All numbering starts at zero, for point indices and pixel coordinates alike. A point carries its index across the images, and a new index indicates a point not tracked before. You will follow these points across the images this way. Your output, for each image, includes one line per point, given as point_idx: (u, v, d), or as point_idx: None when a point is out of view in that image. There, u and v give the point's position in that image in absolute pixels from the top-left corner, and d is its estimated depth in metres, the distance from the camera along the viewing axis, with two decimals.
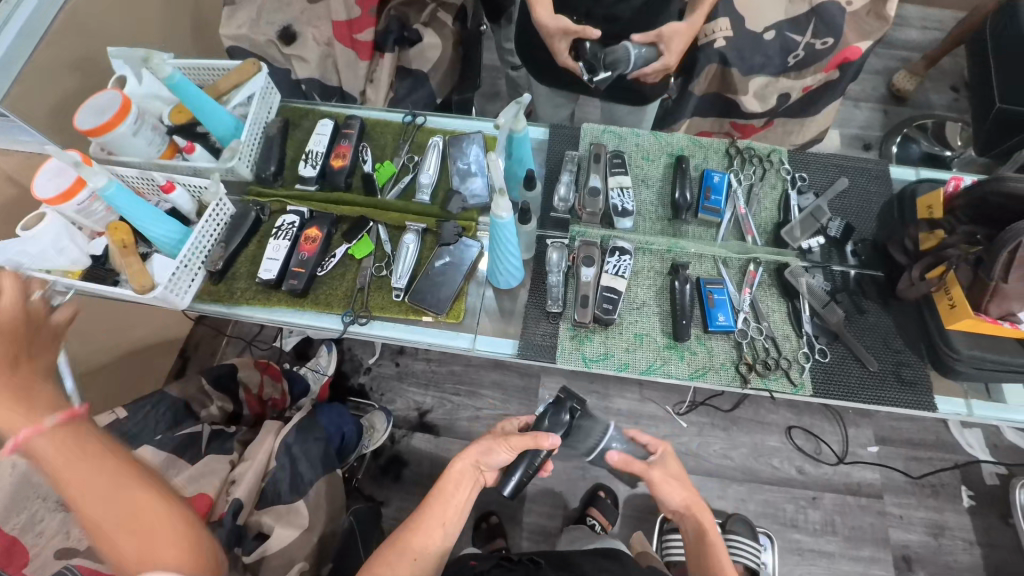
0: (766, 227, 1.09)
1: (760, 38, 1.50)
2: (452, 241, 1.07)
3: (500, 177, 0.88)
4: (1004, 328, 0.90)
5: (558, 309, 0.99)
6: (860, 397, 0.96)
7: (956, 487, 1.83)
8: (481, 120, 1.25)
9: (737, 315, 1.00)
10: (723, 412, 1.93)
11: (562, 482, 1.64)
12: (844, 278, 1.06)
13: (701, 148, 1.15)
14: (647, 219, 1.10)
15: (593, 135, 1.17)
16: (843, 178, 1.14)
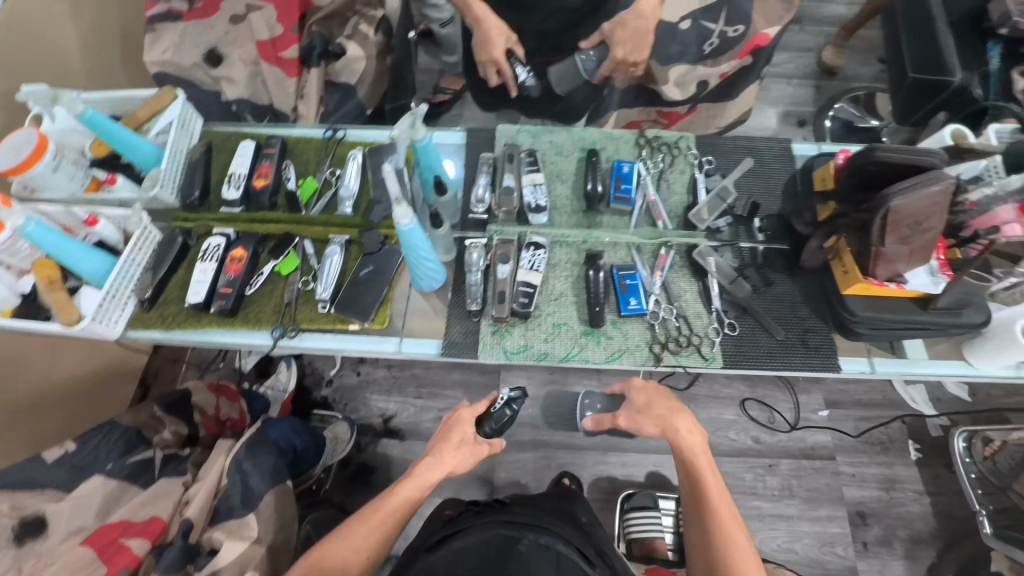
0: (676, 211, 1.14)
1: (677, 27, 1.53)
2: (376, 253, 1.11)
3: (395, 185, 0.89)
4: (890, 289, 0.98)
5: (477, 307, 1.03)
6: (770, 364, 1.02)
7: (903, 441, 1.93)
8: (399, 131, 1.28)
9: (649, 297, 1.04)
10: (680, 390, 1.99)
11: (527, 473, 1.69)
12: (752, 253, 1.11)
13: (612, 140, 1.20)
14: (562, 213, 1.14)
15: (508, 135, 1.21)
16: (750, 158, 1.18)
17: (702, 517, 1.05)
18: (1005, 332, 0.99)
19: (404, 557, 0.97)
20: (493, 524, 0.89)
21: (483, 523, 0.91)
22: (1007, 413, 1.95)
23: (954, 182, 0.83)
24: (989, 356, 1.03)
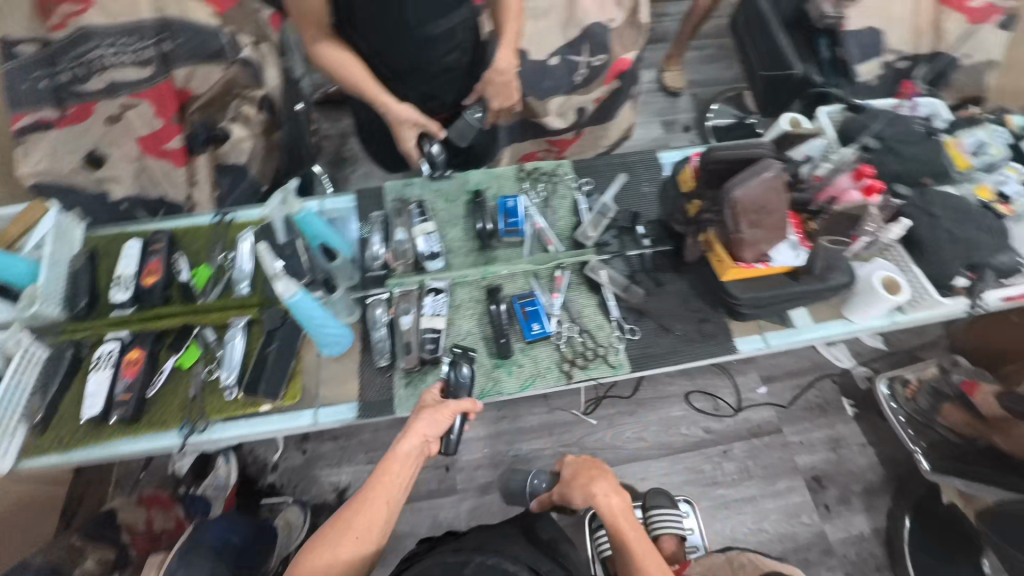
0: (564, 233, 1.20)
1: (548, 63, 1.74)
2: (278, 328, 1.11)
3: (270, 261, 0.90)
4: (760, 270, 1.06)
5: (386, 362, 1.06)
6: (675, 359, 1.07)
7: (838, 399, 2.06)
8: None
9: (552, 319, 1.09)
10: (627, 398, 2.03)
11: None
12: (641, 259, 1.17)
13: (495, 179, 1.26)
14: (459, 255, 1.18)
15: (396, 191, 1.26)
16: (623, 173, 1.27)
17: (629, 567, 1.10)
18: (868, 285, 1.08)
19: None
20: (440, 552, 0.86)
21: (436, 555, 0.88)
22: (919, 353, 2.12)
23: (781, 168, 0.93)
24: (862, 307, 1.11)
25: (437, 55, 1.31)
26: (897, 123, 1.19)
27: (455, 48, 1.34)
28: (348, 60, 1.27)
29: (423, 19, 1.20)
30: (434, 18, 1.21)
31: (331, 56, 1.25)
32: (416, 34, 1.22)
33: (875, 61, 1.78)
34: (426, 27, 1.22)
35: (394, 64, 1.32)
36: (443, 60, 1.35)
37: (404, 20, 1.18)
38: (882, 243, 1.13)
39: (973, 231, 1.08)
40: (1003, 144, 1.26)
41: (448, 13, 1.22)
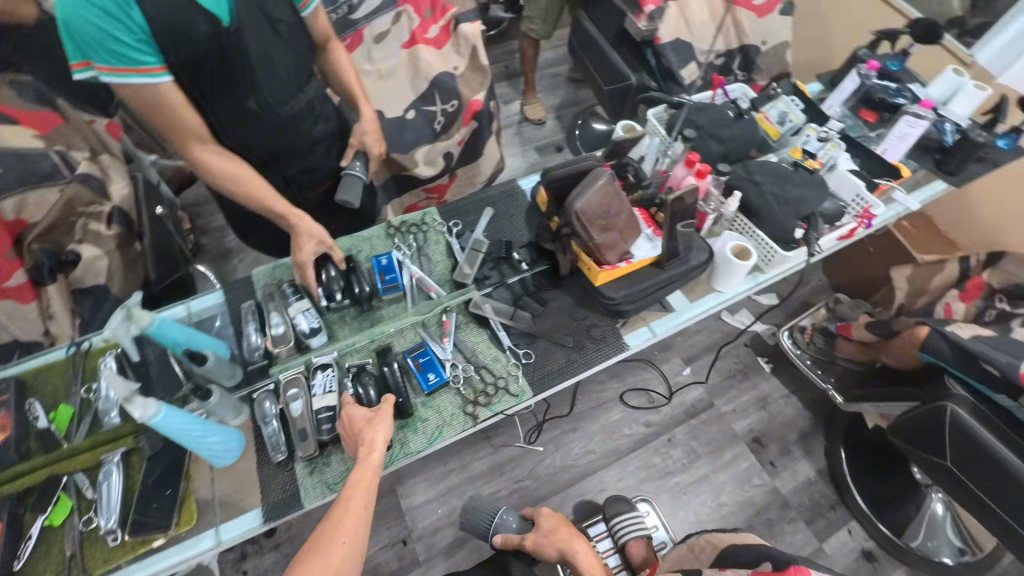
0: (444, 277, 1.22)
1: (405, 117, 1.82)
2: (160, 453, 1.03)
3: (123, 385, 0.86)
4: (624, 268, 1.11)
5: (283, 456, 1.01)
6: (573, 370, 1.10)
7: (753, 360, 2.20)
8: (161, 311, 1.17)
9: (446, 364, 1.08)
10: (567, 415, 2.04)
11: None
12: (522, 283, 1.20)
13: (366, 240, 1.26)
14: (343, 325, 1.16)
15: (266, 276, 1.23)
16: (488, 207, 1.32)
17: None
18: (723, 256, 1.18)
19: None
20: None
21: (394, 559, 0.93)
22: (809, 300, 2.33)
23: (611, 174, 1.03)
24: (725, 278, 1.20)
25: (302, 128, 1.37)
26: (709, 111, 1.33)
27: (317, 118, 1.42)
28: (231, 160, 1.20)
29: (280, 99, 1.26)
30: (291, 94, 1.29)
31: (211, 162, 1.17)
32: (277, 115, 1.28)
33: (694, 62, 1.99)
34: (282, 107, 1.28)
35: (257, 148, 1.34)
36: (309, 132, 1.41)
37: (262, 104, 1.22)
38: (726, 217, 1.24)
39: (793, 189, 1.21)
40: (800, 110, 1.43)
41: (298, 89, 1.31)
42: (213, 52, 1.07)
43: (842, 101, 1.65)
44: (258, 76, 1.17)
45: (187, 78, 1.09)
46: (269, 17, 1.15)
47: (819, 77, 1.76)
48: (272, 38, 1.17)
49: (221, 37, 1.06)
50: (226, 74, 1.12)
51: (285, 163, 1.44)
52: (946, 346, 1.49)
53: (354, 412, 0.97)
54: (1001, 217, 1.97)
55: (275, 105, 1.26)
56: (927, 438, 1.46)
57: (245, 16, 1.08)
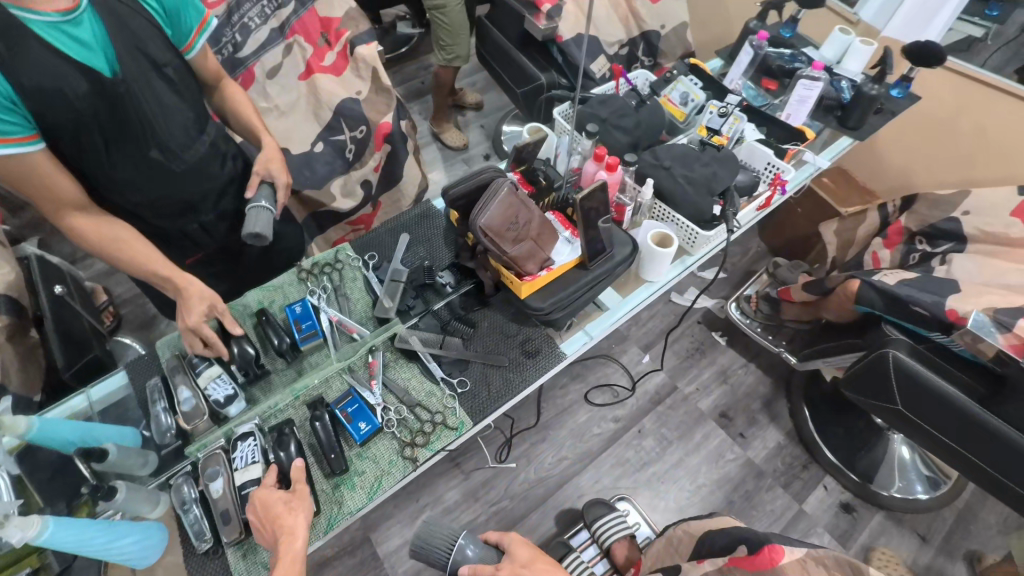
0: (366, 315, 1.15)
1: (313, 152, 1.76)
2: (72, 568, 0.87)
3: None
4: (546, 276, 1.06)
5: (210, 542, 0.92)
6: (513, 391, 1.05)
7: (708, 336, 2.23)
8: (62, 403, 1.03)
9: (377, 408, 1.02)
10: (535, 425, 1.99)
11: None
12: (447, 308, 1.15)
13: (277, 290, 1.18)
14: (263, 386, 1.08)
15: (172, 347, 1.13)
16: (404, 233, 1.26)
17: None
18: (646, 247, 1.16)
19: None
20: None
21: None
22: (751, 268, 2.37)
23: (511, 183, 0.98)
24: (652, 267, 1.18)
25: (211, 173, 1.29)
26: (611, 102, 1.31)
27: (226, 157, 1.34)
28: (110, 228, 1.05)
29: (184, 145, 1.20)
30: (194, 137, 1.22)
31: (92, 231, 1.03)
32: (183, 161, 1.21)
33: (602, 55, 2.00)
34: (187, 153, 1.21)
35: (162, 201, 1.24)
36: (218, 175, 1.32)
37: (166, 153, 1.16)
38: (645, 206, 1.22)
39: (702, 168, 1.21)
40: (700, 87, 1.43)
41: (200, 131, 1.24)
42: (103, 107, 1.01)
43: (742, 74, 1.66)
44: (156, 125, 1.11)
45: (73, 139, 1.01)
46: (159, 66, 1.09)
47: (718, 53, 1.79)
48: (166, 84, 1.12)
49: (107, 91, 1.00)
50: (120, 130, 1.06)
51: (198, 211, 1.34)
52: (876, 295, 1.53)
53: (268, 497, 0.87)
54: (909, 159, 2.08)
55: (179, 152, 1.19)
56: (876, 387, 1.47)
57: (130, 67, 1.03)
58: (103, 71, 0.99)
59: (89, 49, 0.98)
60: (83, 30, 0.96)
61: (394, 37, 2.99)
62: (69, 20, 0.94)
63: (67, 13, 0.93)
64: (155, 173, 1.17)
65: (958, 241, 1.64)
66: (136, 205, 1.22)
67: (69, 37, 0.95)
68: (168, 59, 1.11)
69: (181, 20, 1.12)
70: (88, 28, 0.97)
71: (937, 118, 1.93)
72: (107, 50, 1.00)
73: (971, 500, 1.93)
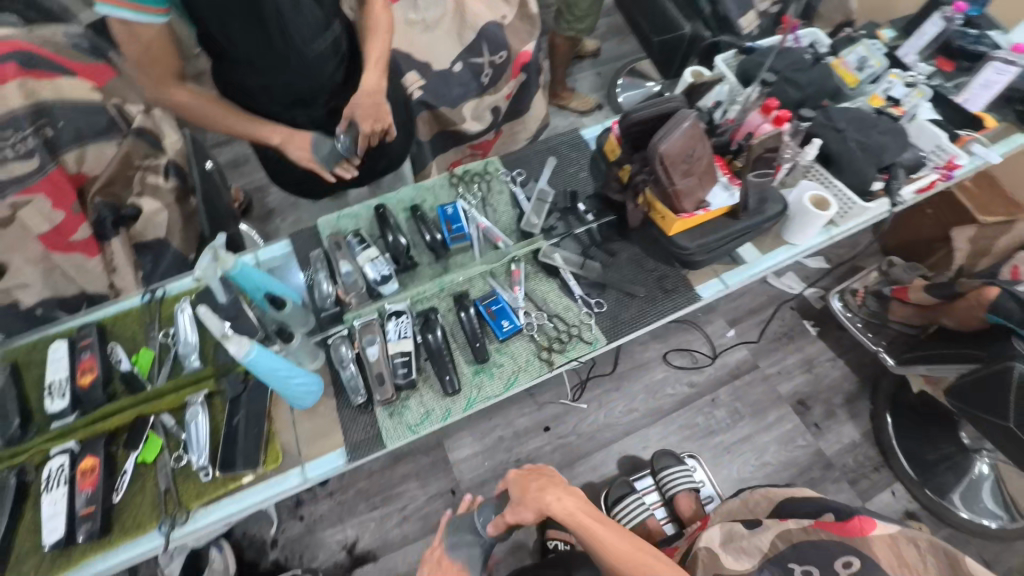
0: (509, 228, 1.20)
1: (452, 71, 1.78)
2: (241, 398, 1.07)
3: (218, 324, 0.88)
4: (701, 216, 1.08)
5: (363, 399, 1.03)
6: (646, 320, 1.09)
7: (799, 323, 2.18)
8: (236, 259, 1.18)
9: (518, 312, 1.08)
10: (610, 373, 2.05)
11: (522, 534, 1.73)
12: (589, 235, 1.18)
13: (428, 191, 1.25)
14: (411, 274, 1.16)
15: (331, 226, 1.23)
16: (551, 157, 1.29)
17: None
18: (799, 207, 1.14)
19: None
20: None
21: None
22: (858, 263, 2.28)
23: (697, 115, 0.97)
24: (798, 231, 1.17)
25: (325, 71, 1.38)
26: (789, 54, 1.27)
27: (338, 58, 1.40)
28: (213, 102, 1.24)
29: (306, 41, 1.26)
30: (317, 36, 1.29)
31: (197, 104, 1.22)
32: (301, 57, 1.27)
33: (751, 10, 1.91)
34: (310, 50, 1.29)
35: (281, 90, 1.34)
36: (331, 74, 1.41)
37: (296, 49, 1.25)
38: (803, 166, 1.19)
39: (878, 136, 1.16)
40: (882, 53, 1.36)
41: (324, 31, 1.31)
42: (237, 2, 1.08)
43: (919, 48, 1.54)
44: (290, 20, 1.18)
45: (218, 24, 1.12)
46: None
47: (894, 23, 1.65)
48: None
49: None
50: (258, 21, 1.13)
51: (309, 104, 1.45)
52: (1016, 307, 1.43)
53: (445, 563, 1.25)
54: None
55: (304, 49, 1.27)
56: (991, 399, 1.45)
57: None
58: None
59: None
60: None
61: None
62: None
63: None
64: (269, 71, 1.27)
65: None
66: (257, 91, 1.32)
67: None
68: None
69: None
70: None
71: None
72: None
73: None
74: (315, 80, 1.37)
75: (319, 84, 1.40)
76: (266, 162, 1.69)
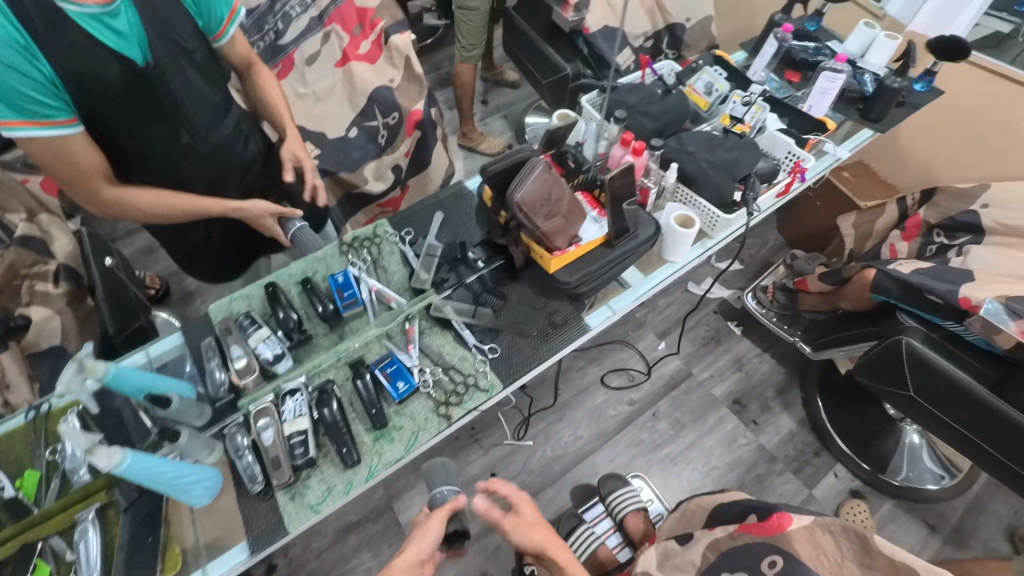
0: (402, 287, 1.23)
1: (348, 137, 1.84)
2: (134, 505, 1.00)
3: (86, 438, 0.85)
4: (575, 252, 1.13)
5: (262, 485, 1.01)
6: (539, 358, 1.12)
7: (724, 325, 2.27)
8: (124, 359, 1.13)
9: (413, 370, 1.09)
10: (552, 405, 2.07)
11: None
12: (479, 282, 1.22)
13: (320, 261, 1.26)
14: (307, 348, 1.16)
15: (223, 311, 1.22)
16: (438, 212, 1.34)
17: None
18: (668, 228, 1.21)
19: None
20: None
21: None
22: (769, 260, 2.41)
23: (547, 162, 1.04)
24: (674, 248, 1.24)
25: (236, 150, 1.43)
26: (639, 90, 1.38)
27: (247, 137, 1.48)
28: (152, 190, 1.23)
29: (210, 127, 1.32)
30: (217, 121, 1.35)
31: (135, 199, 1.19)
32: (209, 142, 1.33)
33: (625, 47, 2.06)
34: (213, 136, 1.35)
35: (191, 179, 1.36)
36: (242, 153, 1.46)
37: (199, 136, 1.30)
38: (668, 189, 1.27)
39: (725, 154, 1.25)
40: (724, 78, 1.50)
41: (224, 115, 1.37)
42: (139, 94, 1.11)
43: (766, 66, 1.71)
44: (190, 111, 1.24)
45: (116, 123, 1.12)
46: (188, 53, 1.21)
47: (742, 46, 1.84)
48: (190, 73, 1.23)
49: (144, 76, 1.10)
50: (158, 112, 1.17)
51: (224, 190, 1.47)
52: (894, 286, 1.52)
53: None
54: (931, 151, 2.09)
55: (207, 135, 1.32)
56: (890, 373, 1.51)
57: (160, 53, 1.12)
58: (135, 59, 1.07)
59: (123, 39, 1.05)
60: (119, 22, 1.03)
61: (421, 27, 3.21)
62: (108, 12, 1.00)
63: (105, 6, 0.99)
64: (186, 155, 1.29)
65: (976, 233, 1.64)
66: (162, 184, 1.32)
67: (107, 28, 1.02)
68: (194, 45, 1.23)
69: (211, 11, 1.26)
70: (123, 19, 1.03)
71: (959, 113, 1.97)
72: (139, 39, 1.07)
73: (981, 493, 1.95)
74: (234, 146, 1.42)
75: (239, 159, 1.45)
76: (171, 250, 1.64)
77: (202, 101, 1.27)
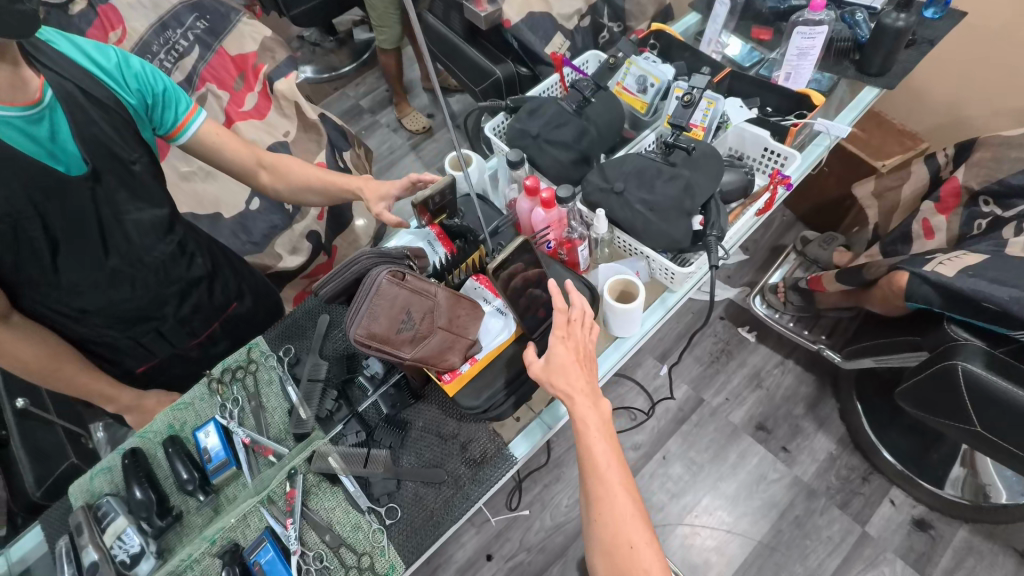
0: (283, 431, 0.97)
1: (250, 210, 1.62)
2: None
3: None
4: (471, 369, 0.86)
5: None
6: (451, 514, 0.88)
7: (735, 333, 1.91)
8: None
9: (292, 558, 0.85)
10: (545, 465, 1.79)
11: None
12: (375, 413, 0.96)
13: (189, 409, 1.01)
14: (177, 534, 0.91)
15: (82, 493, 0.96)
16: (322, 315, 1.06)
17: (600, 511, 0.76)
18: (604, 300, 0.92)
19: (586, 438, 0.77)
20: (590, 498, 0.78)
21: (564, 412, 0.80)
22: (778, 243, 2.01)
23: (394, 269, 0.75)
24: (622, 324, 0.93)
25: (176, 274, 1.17)
26: (545, 110, 1.10)
27: (196, 254, 1.20)
28: (47, 344, 1.00)
29: (147, 248, 1.08)
30: (157, 240, 1.09)
31: (25, 352, 0.97)
32: (141, 264, 1.08)
33: (558, 34, 1.66)
34: (148, 255, 1.09)
35: (112, 308, 1.10)
36: (183, 273, 1.18)
37: (127, 259, 1.05)
38: (601, 239, 0.99)
39: (670, 186, 0.94)
40: (662, 66, 1.18)
41: (167, 233, 1.11)
42: (50, 206, 0.90)
43: (722, 26, 1.34)
44: (116, 230, 1.01)
45: (14, 245, 0.90)
46: (124, 165, 0.98)
47: (692, 6, 1.48)
48: (126, 190, 1.00)
49: (53, 194, 0.90)
50: (70, 231, 0.95)
51: (157, 316, 1.20)
52: (934, 292, 1.19)
53: (588, 416, 0.77)
54: (956, 86, 1.67)
55: (138, 257, 1.07)
56: (945, 404, 1.15)
57: (91, 165, 0.93)
58: (57, 167, 0.90)
59: (45, 149, 0.89)
60: (42, 128, 0.87)
61: (353, 45, 2.83)
62: (29, 115, 0.85)
63: (27, 109, 0.84)
64: (117, 273, 1.05)
65: None
66: (72, 317, 1.07)
67: (26, 134, 0.86)
68: (136, 155, 1.00)
69: (166, 112, 1.01)
70: (49, 126, 0.88)
71: (988, 33, 1.52)
72: (67, 149, 0.91)
73: None
74: (179, 269, 1.17)
75: (182, 279, 1.19)
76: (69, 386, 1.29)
77: (133, 216, 1.03)
